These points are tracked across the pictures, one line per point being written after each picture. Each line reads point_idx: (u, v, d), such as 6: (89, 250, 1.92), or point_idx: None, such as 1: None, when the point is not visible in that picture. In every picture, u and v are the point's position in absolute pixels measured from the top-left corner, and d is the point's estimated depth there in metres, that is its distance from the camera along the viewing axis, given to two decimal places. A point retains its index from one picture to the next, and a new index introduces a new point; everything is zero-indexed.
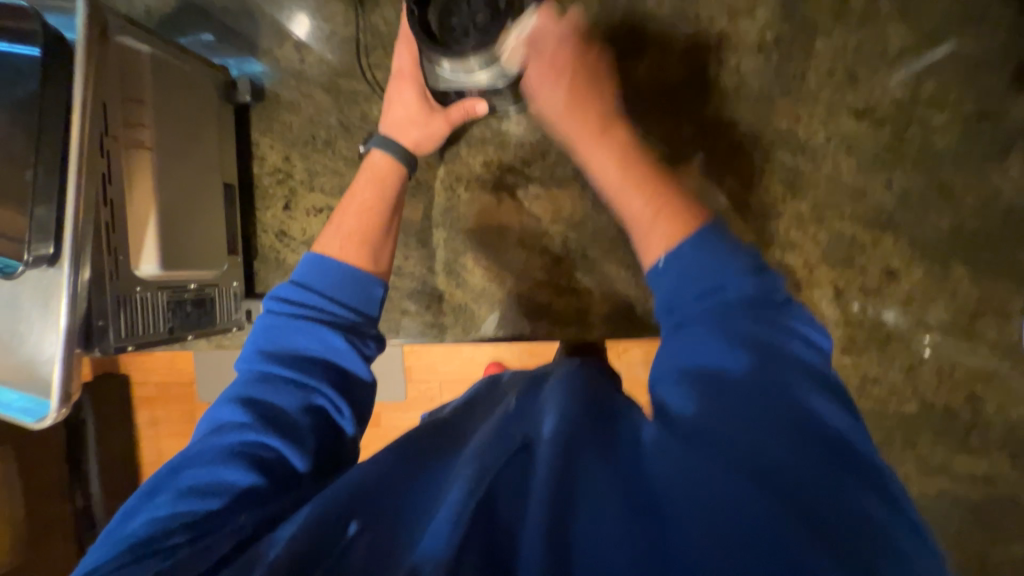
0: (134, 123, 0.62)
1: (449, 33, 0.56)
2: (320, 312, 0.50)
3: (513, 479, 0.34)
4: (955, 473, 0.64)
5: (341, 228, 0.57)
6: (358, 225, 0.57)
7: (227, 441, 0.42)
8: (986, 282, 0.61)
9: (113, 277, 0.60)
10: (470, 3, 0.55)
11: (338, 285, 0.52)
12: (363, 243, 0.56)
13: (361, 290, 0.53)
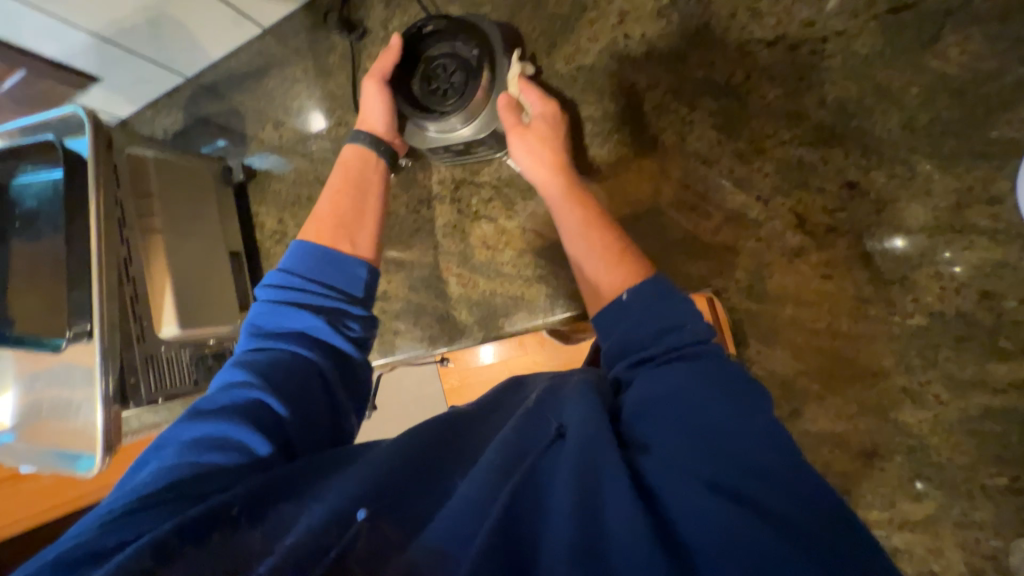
0: (146, 213, 0.76)
1: (430, 96, 0.69)
2: (303, 292, 0.55)
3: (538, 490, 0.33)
4: (995, 386, 0.55)
5: (315, 220, 0.61)
6: (333, 218, 0.61)
7: (205, 448, 0.40)
8: (960, 170, 0.56)
9: (140, 340, 0.71)
10: (445, 70, 0.68)
11: (318, 271, 0.56)
12: (343, 234, 0.60)
13: (344, 270, 0.57)
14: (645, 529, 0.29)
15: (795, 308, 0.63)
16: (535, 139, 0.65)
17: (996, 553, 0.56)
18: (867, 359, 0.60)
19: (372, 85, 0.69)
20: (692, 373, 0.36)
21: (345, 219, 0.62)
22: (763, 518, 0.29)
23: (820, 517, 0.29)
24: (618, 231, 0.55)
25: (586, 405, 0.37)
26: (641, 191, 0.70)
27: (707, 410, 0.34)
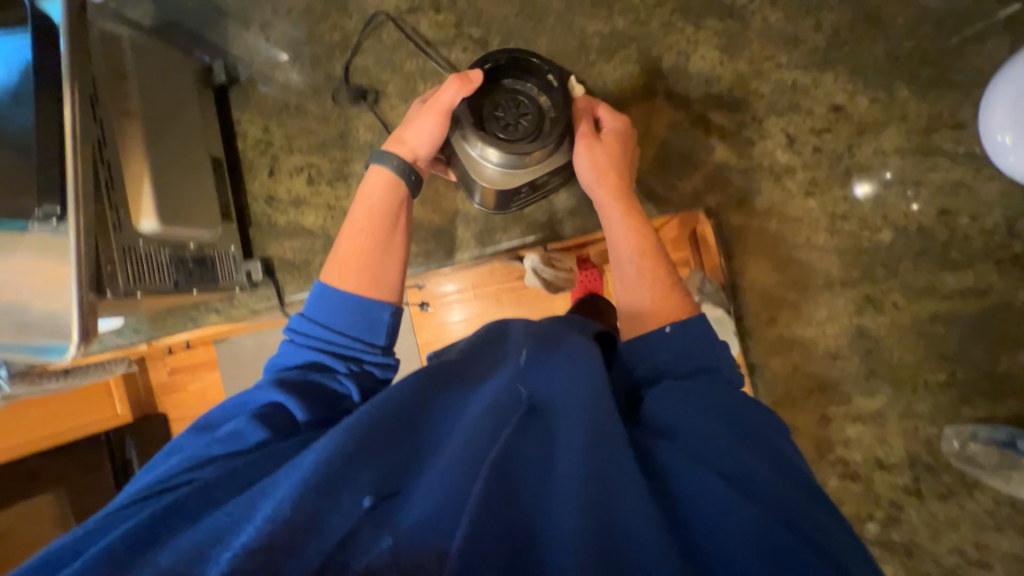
0: (121, 95, 0.70)
1: (506, 126, 0.61)
2: (327, 346, 0.48)
3: (530, 456, 0.34)
4: (945, 293, 0.63)
5: (336, 257, 0.54)
6: (357, 253, 0.54)
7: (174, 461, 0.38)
8: (932, 97, 0.62)
9: (116, 230, 0.66)
10: (515, 108, 0.62)
11: (342, 315, 0.49)
12: (353, 279, 0.52)
13: (370, 316, 0.50)
14: (655, 513, 0.31)
15: (780, 223, 0.68)
16: (604, 149, 0.61)
17: (931, 438, 0.64)
18: (839, 270, 0.66)
19: (424, 109, 0.60)
20: (714, 392, 0.39)
21: (375, 257, 0.54)
22: (762, 501, 0.32)
23: (795, 486, 0.34)
24: (676, 266, 0.53)
25: (583, 382, 0.38)
26: (644, 108, 0.71)
27: (721, 414, 0.37)
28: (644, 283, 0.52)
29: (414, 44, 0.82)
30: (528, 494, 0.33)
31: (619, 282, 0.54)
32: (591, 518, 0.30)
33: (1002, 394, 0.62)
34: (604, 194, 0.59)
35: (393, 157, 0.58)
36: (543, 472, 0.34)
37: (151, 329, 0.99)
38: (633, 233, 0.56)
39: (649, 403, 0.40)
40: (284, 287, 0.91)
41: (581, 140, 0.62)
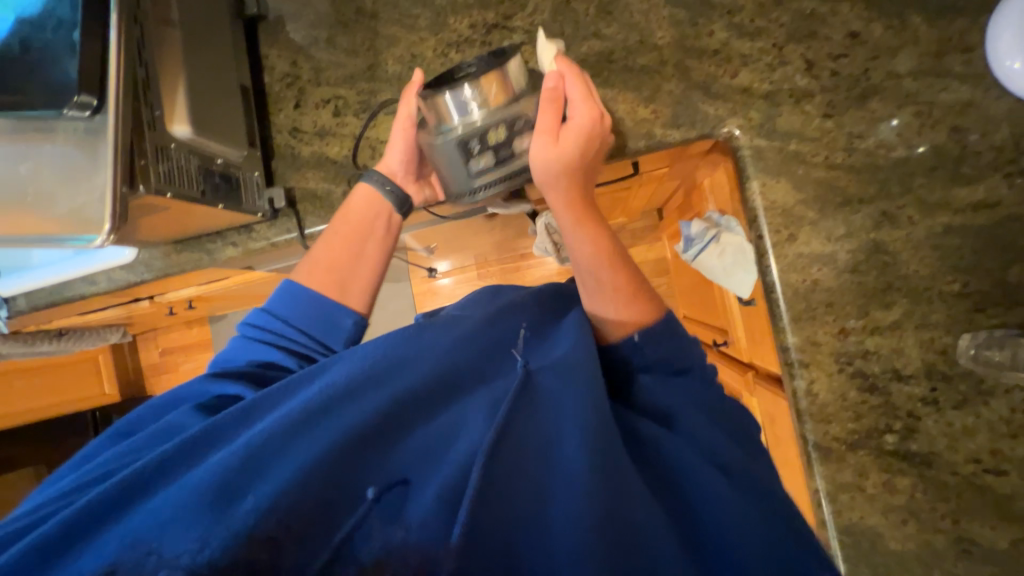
0: (160, 7, 0.72)
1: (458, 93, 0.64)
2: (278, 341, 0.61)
3: (531, 430, 0.49)
4: (957, 207, 0.66)
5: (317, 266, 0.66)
6: (331, 262, 0.66)
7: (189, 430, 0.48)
8: (942, 23, 0.66)
9: (151, 129, 0.67)
10: None
11: (309, 318, 0.62)
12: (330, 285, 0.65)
13: (332, 319, 0.63)
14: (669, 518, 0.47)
15: (799, 144, 0.70)
16: (558, 155, 0.60)
17: (947, 349, 0.66)
18: (856, 188, 0.68)
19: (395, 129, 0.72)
20: (696, 393, 0.58)
21: (338, 267, 0.66)
22: (739, 486, 0.51)
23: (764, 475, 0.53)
24: (632, 271, 0.61)
25: (574, 374, 0.53)
26: (668, 38, 0.75)
27: (702, 409, 0.57)
28: (610, 295, 0.61)
29: None
30: (532, 472, 0.47)
31: (587, 289, 0.62)
32: (594, 499, 0.44)
33: (1013, 304, 0.64)
34: (567, 219, 0.61)
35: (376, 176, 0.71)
36: (541, 443, 0.49)
37: (166, 264, 0.99)
38: (592, 243, 0.60)
39: (646, 395, 0.58)
40: (305, 217, 0.91)
41: (547, 151, 0.60)
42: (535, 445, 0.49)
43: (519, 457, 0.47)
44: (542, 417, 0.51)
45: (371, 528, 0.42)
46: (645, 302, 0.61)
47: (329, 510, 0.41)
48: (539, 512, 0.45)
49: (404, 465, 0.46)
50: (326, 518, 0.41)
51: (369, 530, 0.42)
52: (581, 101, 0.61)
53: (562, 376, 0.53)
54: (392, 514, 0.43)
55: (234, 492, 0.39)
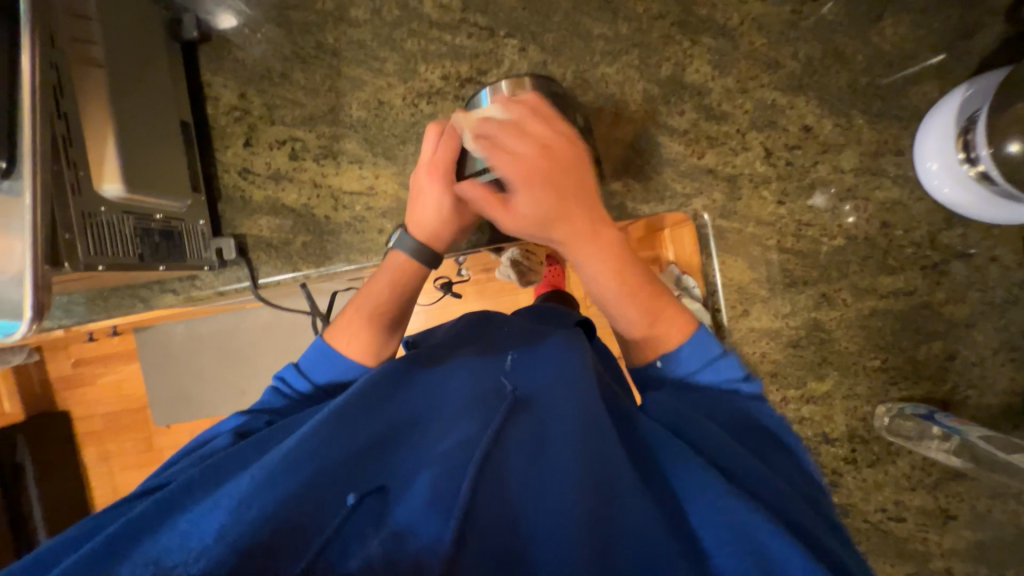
0: (80, 39, 0.60)
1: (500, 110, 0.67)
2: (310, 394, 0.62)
3: (524, 437, 0.50)
4: (881, 292, 0.74)
5: (350, 323, 0.64)
6: (366, 317, 0.64)
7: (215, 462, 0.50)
8: (881, 127, 0.73)
9: (75, 193, 0.58)
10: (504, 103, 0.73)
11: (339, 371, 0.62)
12: (367, 338, 0.64)
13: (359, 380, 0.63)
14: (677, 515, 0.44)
15: (755, 227, 0.76)
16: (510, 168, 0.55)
17: (866, 415, 0.76)
18: (801, 270, 0.75)
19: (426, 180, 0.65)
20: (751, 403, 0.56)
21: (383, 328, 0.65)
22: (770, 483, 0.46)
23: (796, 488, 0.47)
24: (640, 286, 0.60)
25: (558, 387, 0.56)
26: (641, 112, 0.76)
27: (732, 414, 0.54)
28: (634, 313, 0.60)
29: (416, 24, 0.79)
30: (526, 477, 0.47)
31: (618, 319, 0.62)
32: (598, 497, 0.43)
33: (919, 378, 0.74)
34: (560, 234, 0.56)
35: (409, 239, 0.66)
36: (528, 442, 0.49)
37: (90, 311, 0.87)
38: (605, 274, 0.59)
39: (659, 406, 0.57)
40: (257, 267, 0.84)
41: (518, 183, 0.54)
42: (528, 446, 0.50)
43: (509, 455, 0.47)
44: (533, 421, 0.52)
45: (355, 532, 0.43)
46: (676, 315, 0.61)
47: (320, 513, 0.43)
48: (529, 515, 0.44)
49: (380, 474, 0.48)
50: (317, 521, 0.42)
51: (353, 536, 0.42)
52: (520, 136, 0.57)
53: (552, 396, 0.54)
54: (373, 518, 0.44)
55: (240, 503, 0.42)
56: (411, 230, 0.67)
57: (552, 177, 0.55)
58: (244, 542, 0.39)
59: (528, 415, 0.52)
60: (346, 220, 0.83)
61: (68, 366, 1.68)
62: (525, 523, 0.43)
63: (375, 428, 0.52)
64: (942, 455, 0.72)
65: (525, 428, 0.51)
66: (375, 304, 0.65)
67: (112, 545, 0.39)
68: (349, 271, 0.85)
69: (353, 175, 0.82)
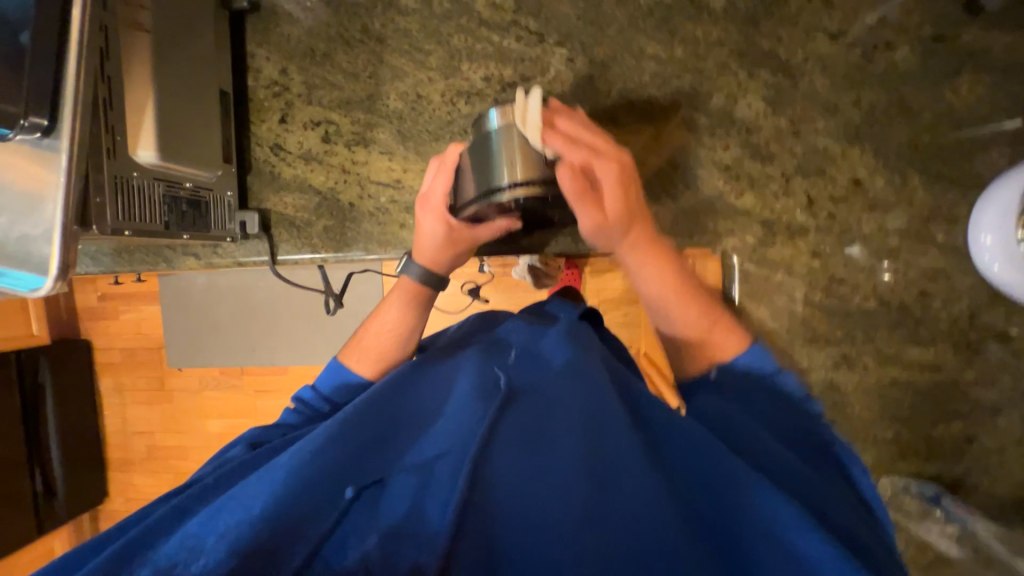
0: (131, 3, 0.61)
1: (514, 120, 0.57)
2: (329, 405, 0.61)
3: (515, 443, 0.47)
4: (906, 363, 0.71)
5: (360, 344, 0.64)
6: (369, 339, 0.63)
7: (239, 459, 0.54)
8: (937, 190, 0.69)
9: (111, 157, 0.59)
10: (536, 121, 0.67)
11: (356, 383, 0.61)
12: (374, 359, 0.63)
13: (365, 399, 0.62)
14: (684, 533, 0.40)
15: (784, 276, 0.73)
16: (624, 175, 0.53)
17: None
18: (825, 328, 0.73)
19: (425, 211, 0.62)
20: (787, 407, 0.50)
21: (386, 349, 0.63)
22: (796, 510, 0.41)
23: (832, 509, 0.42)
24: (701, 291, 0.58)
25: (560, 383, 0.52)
26: (684, 142, 0.73)
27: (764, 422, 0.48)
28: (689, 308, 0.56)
29: (465, 19, 0.77)
30: (514, 488, 0.45)
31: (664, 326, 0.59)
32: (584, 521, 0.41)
33: (931, 457, 0.71)
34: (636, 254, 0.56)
35: (414, 265, 0.64)
36: (523, 443, 0.47)
37: (115, 262, 0.90)
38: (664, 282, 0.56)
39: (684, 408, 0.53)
40: (278, 243, 0.86)
41: (614, 185, 0.52)
42: (518, 450, 0.47)
43: (501, 459, 0.46)
44: (529, 418, 0.49)
45: (355, 526, 0.45)
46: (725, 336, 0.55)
47: (318, 512, 0.45)
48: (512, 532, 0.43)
49: (376, 467, 0.48)
50: (313, 518, 0.45)
51: (354, 529, 0.45)
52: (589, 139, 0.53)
53: (551, 390, 0.51)
54: (371, 513, 0.46)
55: (246, 506, 0.44)
56: (416, 257, 0.64)
57: (634, 192, 0.54)
58: (244, 544, 0.42)
59: (522, 415, 0.49)
60: (370, 209, 0.83)
61: (95, 299, 1.72)
62: (525, 529, 0.43)
63: (373, 422, 0.51)
64: (942, 542, 0.70)
65: (520, 430, 0.48)
66: (380, 326, 0.64)
67: (125, 552, 0.41)
68: (366, 260, 0.85)
69: (382, 166, 0.82)
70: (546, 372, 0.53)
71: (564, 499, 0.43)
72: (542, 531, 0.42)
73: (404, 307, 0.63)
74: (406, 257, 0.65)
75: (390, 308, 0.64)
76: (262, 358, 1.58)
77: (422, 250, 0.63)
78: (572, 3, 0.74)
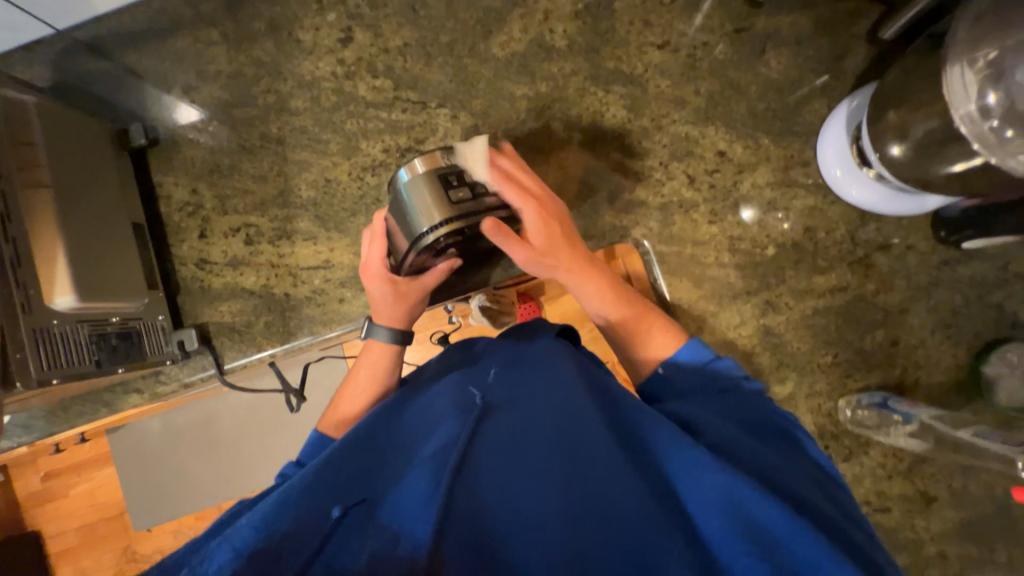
0: (29, 165, 0.64)
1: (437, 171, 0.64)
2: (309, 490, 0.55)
3: (496, 449, 0.46)
4: (819, 292, 0.79)
5: (338, 412, 0.64)
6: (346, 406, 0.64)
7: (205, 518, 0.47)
8: (785, 143, 0.81)
9: (26, 311, 0.59)
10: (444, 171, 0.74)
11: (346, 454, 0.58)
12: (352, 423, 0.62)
13: None
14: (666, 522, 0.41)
15: (693, 248, 0.81)
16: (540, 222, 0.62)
17: (831, 411, 0.79)
18: (742, 281, 0.80)
19: (371, 279, 0.65)
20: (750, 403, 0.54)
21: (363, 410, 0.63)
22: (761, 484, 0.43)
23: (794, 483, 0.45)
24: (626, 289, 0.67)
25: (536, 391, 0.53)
26: (572, 158, 0.83)
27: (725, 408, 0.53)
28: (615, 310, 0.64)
29: (353, 105, 0.85)
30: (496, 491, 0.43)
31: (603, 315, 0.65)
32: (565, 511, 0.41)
33: (871, 367, 0.78)
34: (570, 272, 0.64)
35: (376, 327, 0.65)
36: (506, 437, 0.47)
37: (51, 423, 0.85)
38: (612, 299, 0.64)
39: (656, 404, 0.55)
40: (222, 353, 0.85)
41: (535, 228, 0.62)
42: (497, 451, 0.46)
43: (485, 455, 0.45)
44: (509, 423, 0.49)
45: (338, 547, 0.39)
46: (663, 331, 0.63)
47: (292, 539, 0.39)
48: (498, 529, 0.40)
49: (361, 489, 0.45)
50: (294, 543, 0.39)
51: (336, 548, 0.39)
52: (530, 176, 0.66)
53: (526, 399, 0.52)
54: (358, 530, 0.40)
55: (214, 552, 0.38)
56: (376, 320, 0.66)
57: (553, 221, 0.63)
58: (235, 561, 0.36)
59: (505, 418, 0.50)
60: (307, 294, 0.85)
61: (36, 481, 1.51)
62: (511, 517, 0.41)
63: (361, 459, 0.49)
64: (905, 442, 0.76)
65: (502, 430, 0.48)
66: (355, 389, 0.65)
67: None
68: (313, 345, 0.86)
69: (310, 251, 0.85)
70: (524, 381, 0.56)
71: (549, 480, 0.43)
72: (526, 513, 0.41)
73: (373, 363, 0.65)
74: (367, 323, 0.67)
75: (362, 370, 0.66)
76: (240, 483, 1.47)
77: (381, 314, 0.66)
78: (443, 71, 0.84)
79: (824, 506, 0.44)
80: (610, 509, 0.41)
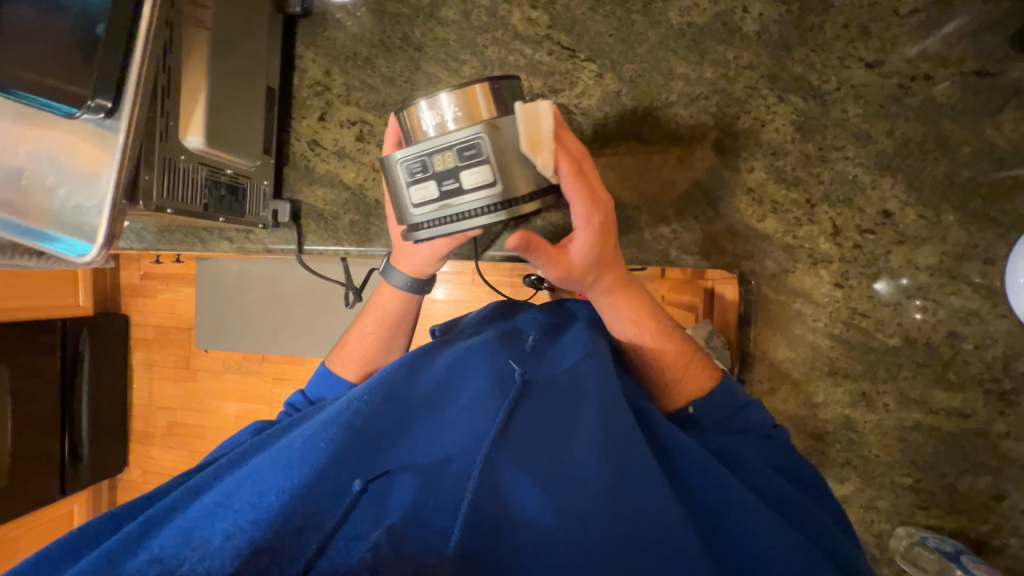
0: (195, 4, 0.68)
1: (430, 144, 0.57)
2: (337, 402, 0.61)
3: (513, 459, 0.48)
4: (932, 407, 0.68)
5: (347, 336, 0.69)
6: (356, 338, 0.68)
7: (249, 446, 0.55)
8: (974, 228, 0.66)
9: (162, 140, 0.65)
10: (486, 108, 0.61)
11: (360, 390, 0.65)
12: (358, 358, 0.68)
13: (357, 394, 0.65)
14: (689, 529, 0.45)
15: (803, 304, 0.71)
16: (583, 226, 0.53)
17: (881, 533, 0.70)
18: (845, 362, 0.70)
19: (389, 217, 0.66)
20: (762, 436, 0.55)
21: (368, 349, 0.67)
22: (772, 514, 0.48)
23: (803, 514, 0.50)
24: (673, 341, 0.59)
25: (562, 395, 0.52)
26: (708, 161, 0.73)
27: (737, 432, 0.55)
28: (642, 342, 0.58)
29: (501, 32, 0.80)
30: (513, 501, 0.47)
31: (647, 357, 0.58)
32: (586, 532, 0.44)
33: (955, 509, 0.67)
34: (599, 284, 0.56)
35: (395, 273, 0.66)
36: (529, 448, 0.49)
37: (157, 240, 0.96)
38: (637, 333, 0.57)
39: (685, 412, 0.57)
40: (305, 234, 0.90)
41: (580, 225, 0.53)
42: (518, 460, 0.48)
43: (509, 466, 0.48)
44: (534, 430, 0.50)
45: (365, 515, 0.47)
46: (693, 372, 0.58)
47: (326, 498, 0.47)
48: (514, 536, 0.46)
49: (387, 458, 0.50)
50: (326, 506, 0.47)
51: (366, 517, 0.47)
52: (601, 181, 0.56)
53: (551, 398, 0.52)
54: (382, 501, 0.48)
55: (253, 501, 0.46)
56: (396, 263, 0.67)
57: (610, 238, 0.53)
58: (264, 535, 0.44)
59: (533, 421, 0.51)
60: None
61: (139, 275, 1.77)
62: (528, 529, 0.45)
63: (390, 413, 0.53)
64: None
65: (527, 439, 0.50)
66: (363, 324, 0.68)
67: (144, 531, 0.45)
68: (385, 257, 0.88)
69: None
70: (559, 374, 0.55)
71: (563, 502, 0.46)
72: (546, 531, 0.45)
73: (380, 305, 0.67)
74: (386, 259, 0.67)
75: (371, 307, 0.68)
76: (286, 345, 1.62)
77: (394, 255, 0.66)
78: (606, 22, 0.76)
79: (827, 534, 0.50)
80: (636, 532, 0.44)
